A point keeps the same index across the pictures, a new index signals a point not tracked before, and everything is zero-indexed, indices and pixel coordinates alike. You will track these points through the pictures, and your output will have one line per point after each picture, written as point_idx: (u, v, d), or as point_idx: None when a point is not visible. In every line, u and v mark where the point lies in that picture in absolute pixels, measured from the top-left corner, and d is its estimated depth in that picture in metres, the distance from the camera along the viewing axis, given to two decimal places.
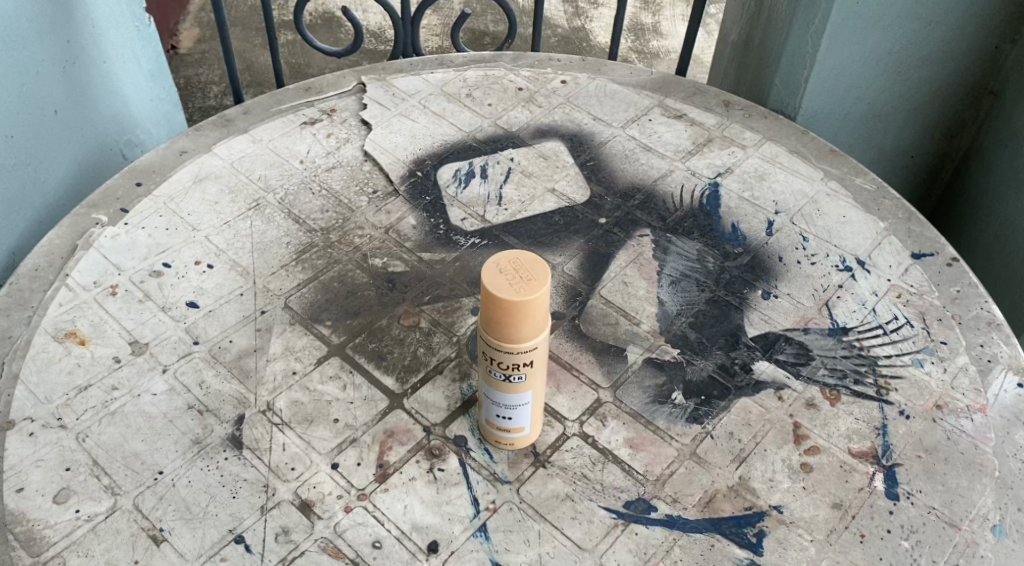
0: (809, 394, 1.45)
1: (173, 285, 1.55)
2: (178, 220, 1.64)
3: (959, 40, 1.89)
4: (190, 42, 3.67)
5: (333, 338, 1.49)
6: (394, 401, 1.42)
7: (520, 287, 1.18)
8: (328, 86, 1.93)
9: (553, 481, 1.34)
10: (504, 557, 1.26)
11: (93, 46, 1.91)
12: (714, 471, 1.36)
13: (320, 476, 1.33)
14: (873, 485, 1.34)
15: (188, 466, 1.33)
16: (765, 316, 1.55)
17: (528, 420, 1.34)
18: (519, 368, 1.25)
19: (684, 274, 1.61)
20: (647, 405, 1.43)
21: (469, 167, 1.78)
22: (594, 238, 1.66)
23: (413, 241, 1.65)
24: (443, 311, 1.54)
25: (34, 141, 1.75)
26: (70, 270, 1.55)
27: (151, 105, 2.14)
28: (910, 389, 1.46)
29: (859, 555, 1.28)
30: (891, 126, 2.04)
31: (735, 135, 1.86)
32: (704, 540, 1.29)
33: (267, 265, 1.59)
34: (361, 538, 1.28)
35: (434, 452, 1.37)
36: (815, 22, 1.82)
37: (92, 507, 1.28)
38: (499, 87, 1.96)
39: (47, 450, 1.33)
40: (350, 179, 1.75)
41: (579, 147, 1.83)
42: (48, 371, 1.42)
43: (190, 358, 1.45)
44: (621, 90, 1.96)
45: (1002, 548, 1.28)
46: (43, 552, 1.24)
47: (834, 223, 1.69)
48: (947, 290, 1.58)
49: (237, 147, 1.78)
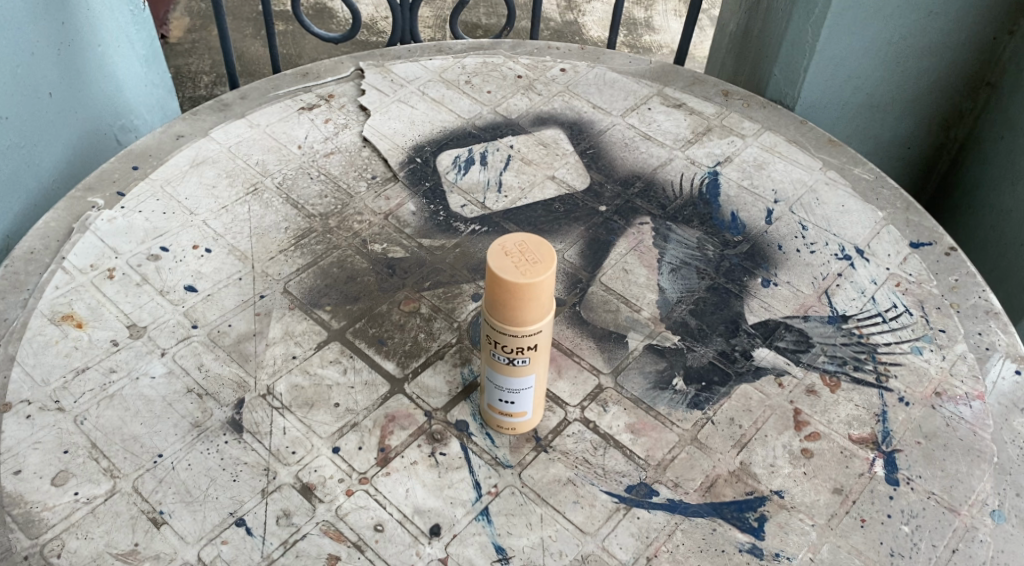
0: (809, 381, 1.45)
1: (171, 269, 1.53)
2: (175, 204, 1.63)
3: (957, 32, 1.90)
4: (180, 31, 3.64)
5: (333, 323, 1.48)
6: (395, 386, 1.42)
7: (526, 269, 1.17)
8: (326, 72, 1.92)
9: (555, 465, 1.34)
10: (506, 541, 1.26)
11: (88, 29, 1.89)
12: (716, 456, 1.36)
13: (322, 460, 1.32)
14: (873, 471, 1.35)
15: (188, 450, 1.32)
16: (765, 303, 1.55)
17: (530, 405, 1.33)
18: (523, 351, 1.24)
19: (684, 262, 1.61)
20: (648, 391, 1.43)
21: (468, 154, 1.78)
22: (595, 225, 1.66)
23: (413, 228, 1.64)
24: (443, 297, 1.54)
25: (27, 123, 1.74)
26: (66, 253, 1.54)
27: (145, 90, 2.12)
28: (909, 376, 1.46)
29: (860, 540, 1.28)
30: (888, 117, 2.06)
31: (734, 124, 1.86)
32: (706, 524, 1.29)
33: (266, 249, 1.58)
34: (363, 522, 1.27)
35: (435, 436, 1.36)
36: (815, 11, 1.83)
37: (91, 490, 1.27)
38: (498, 74, 1.96)
39: (45, 432, 1.32)
40: (349, 165, 1.74)
41: (579, 135, 1.83)
42: (45, 353, 1.41)
43: (188, 342, 1.44)
44: (620, 78, 1.96)
45: (1001, 533, 1.29)
46: (41, 534, 1.23)
47: (833, 212, 1.70)
48: (945, 279, 1.59)
49: (235, 132, 1.77)
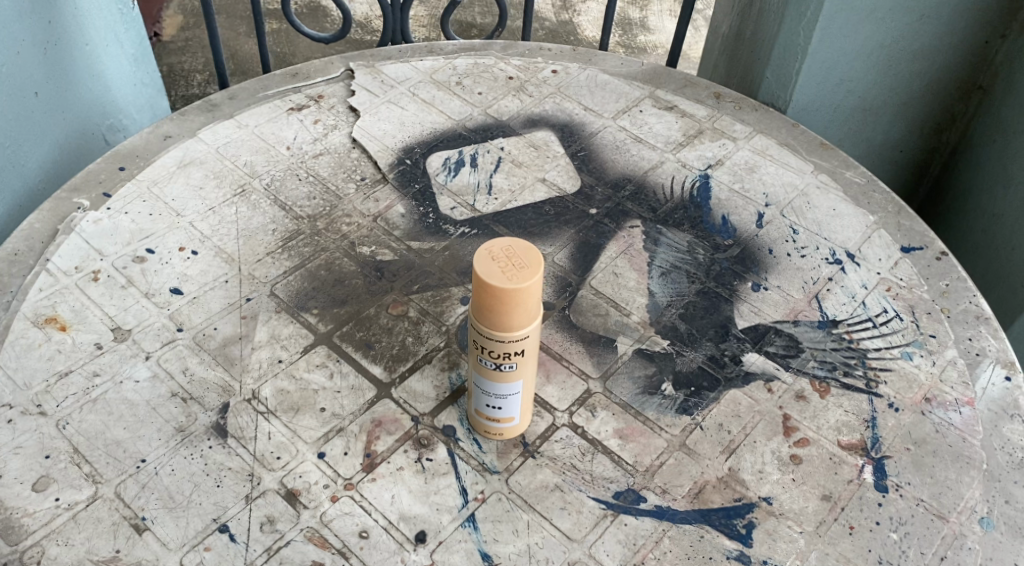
0: (798, 386, 1.44)
1: (156, 271, 1.52)
2: (161, 206, 1.62)
3: (950, 36, 1.90)
4: (173, 29, 3.62)
5: (320, 327, 1.47)
6: (382, 390, 1.40)
7: (514, 274, 1.16)
8: (315, 72, 1.91)
9: (542, 471, 1.33)
10: (492, 548, 1.25)
11: (75, 27, 1.87)
12: (704, 462, 1.35)
13: (307, 466, 1.31)
14: (863, 477, 1.34)
15: (172, 455, 1.31)
16: (755, 308, 1.54)
17: (518, 411, 1.32)
18: (510, 356, 1.23)
19: (674, 266, 1.60)
20: (637, 396, 1.42)
21: (458, 156, 1.76)
22: (585, 228, 1.65)
23: (402, 230, 1.63)
24: (432, 300, 1.52)
25: (13, 123, 1.72)
26: (51, 255, 1.52)
27: (134, 89, 2.10)
28: (899, 382, 1.45)
29: (848, 547, 1.28)
30: (881, 120, 2.05)
31: (725, 127, 1.86)
32: (693, 531, 1.28)
33: (253, 252, 1.57)
34: (348, 528, 1.26)
35: (422, 442, 1.35)
36: (808, 14, 1.82)
37: (73, 495, 1.26)
38: (490, 75, 1.95)
39: (27, 437, 1.31)
40: (338, 166, 1.73)
41: (569, 137, 1.82)
42: (27, 357, 1.39)
43: (173, 345, 1.43)
44: (612, 80, 1.94)
45: (990, 540, 1.28)
46: (21, 540, 1.22)
47: (825, 216, 1.69)
48: (936, 283, 1.59)
49: (223, 132, 1.76)
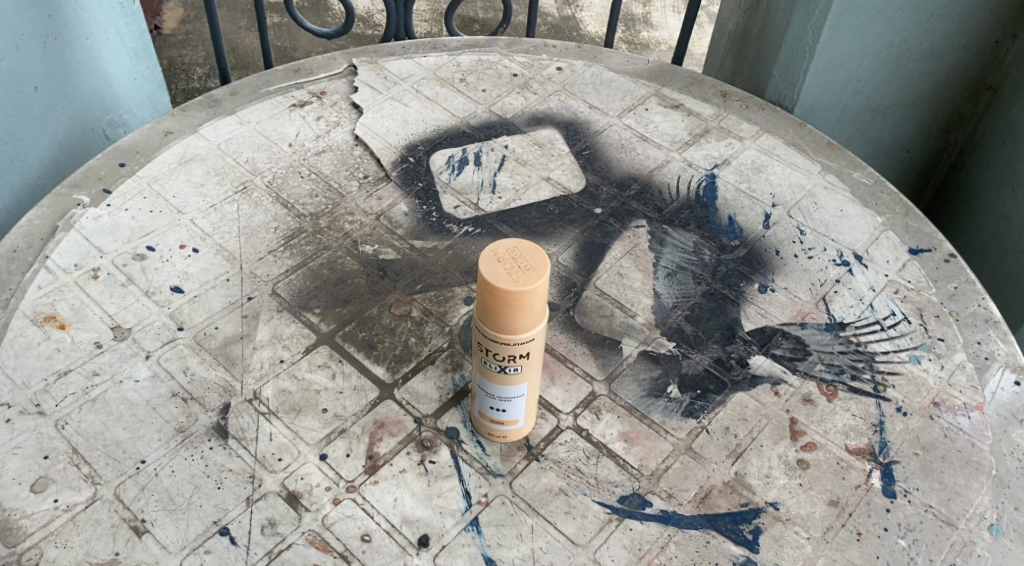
0: (806, 390, 1.42)
1: (157, 268, 1.51)
2: (162, 203, 1.60)
3: (959, 35, 1.88)
4: (173, 23, 3.60)
5: (322, 326, 1.46)
6: (384, 392, 1.39)
7: (520, 277, 1.15)
8: (317, 68, 1.89)
9: (546, 475, 1.31)
10: (496, 552, 1.24)
11: (75, 22, 1.85)
12: (710, 467, 1.33)
13: (309, 468, 1.30)
14: (870, 483, 1.33)
15: (171, 456, 1.29)
16: (762, 310, 1.53)
17: (522, 413, 1.31)
18: (515, 359, 1.21)
19: (680, 267, 1.59)
20: (642, 399, 1.40)
21: (462, 154, 1.75)
22: (590, 228, 1.63)
23: (405, 229, 1.61)
24: (435, 300, 1.50)
25: (12, 117, 1.70)
26: (50, 252, 1.51)
27: (134, 84, 2.08)
28: (906, 386, 1.44)
29: (856, 554, 1.26)
30: (888, 120, 2.03)
31: (732, 126, 1.84)
32: (699, 536, 1.26)
33: (254, 250, 1.55)
34: (350, 531, 1.24)
35: (425, 444, 1.33)
36: (816, 12, 1.80)
37: (72, 497, 1.24)
38: (494, 72, 1.93)
39: (25, 437, 1.29)
40: (340, 163, 1.71)
41: (574, 136, 1.80)
42: (25, 355, 1.38)
43: (173, 345, 1.41)
44: (617, 78, 1.92)
45: (999, 547, 1.27)
46: (19, 542, 1.20)
47: (832, 217, 1.67)
48: (945, 286, 1.57)
49: (224, 129, 1.74)
